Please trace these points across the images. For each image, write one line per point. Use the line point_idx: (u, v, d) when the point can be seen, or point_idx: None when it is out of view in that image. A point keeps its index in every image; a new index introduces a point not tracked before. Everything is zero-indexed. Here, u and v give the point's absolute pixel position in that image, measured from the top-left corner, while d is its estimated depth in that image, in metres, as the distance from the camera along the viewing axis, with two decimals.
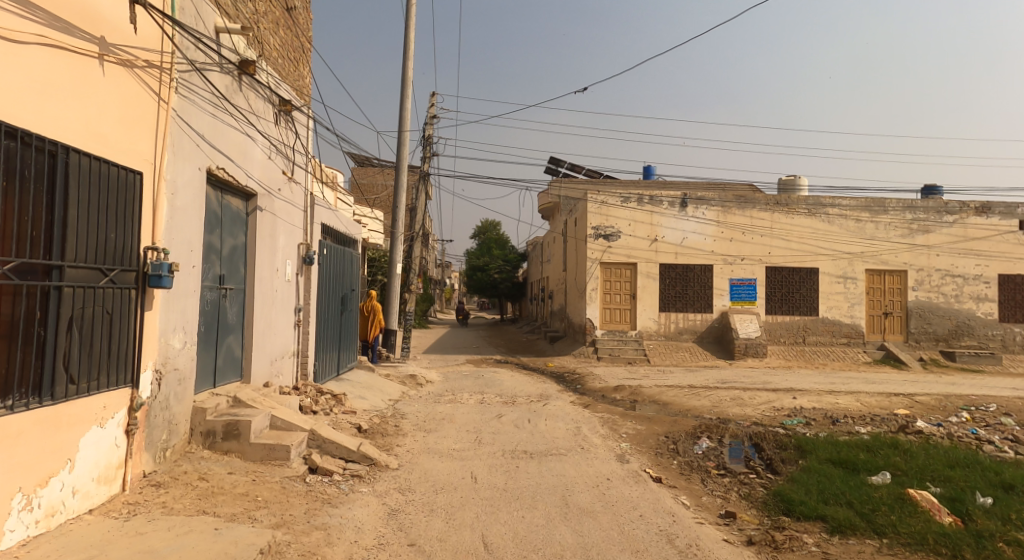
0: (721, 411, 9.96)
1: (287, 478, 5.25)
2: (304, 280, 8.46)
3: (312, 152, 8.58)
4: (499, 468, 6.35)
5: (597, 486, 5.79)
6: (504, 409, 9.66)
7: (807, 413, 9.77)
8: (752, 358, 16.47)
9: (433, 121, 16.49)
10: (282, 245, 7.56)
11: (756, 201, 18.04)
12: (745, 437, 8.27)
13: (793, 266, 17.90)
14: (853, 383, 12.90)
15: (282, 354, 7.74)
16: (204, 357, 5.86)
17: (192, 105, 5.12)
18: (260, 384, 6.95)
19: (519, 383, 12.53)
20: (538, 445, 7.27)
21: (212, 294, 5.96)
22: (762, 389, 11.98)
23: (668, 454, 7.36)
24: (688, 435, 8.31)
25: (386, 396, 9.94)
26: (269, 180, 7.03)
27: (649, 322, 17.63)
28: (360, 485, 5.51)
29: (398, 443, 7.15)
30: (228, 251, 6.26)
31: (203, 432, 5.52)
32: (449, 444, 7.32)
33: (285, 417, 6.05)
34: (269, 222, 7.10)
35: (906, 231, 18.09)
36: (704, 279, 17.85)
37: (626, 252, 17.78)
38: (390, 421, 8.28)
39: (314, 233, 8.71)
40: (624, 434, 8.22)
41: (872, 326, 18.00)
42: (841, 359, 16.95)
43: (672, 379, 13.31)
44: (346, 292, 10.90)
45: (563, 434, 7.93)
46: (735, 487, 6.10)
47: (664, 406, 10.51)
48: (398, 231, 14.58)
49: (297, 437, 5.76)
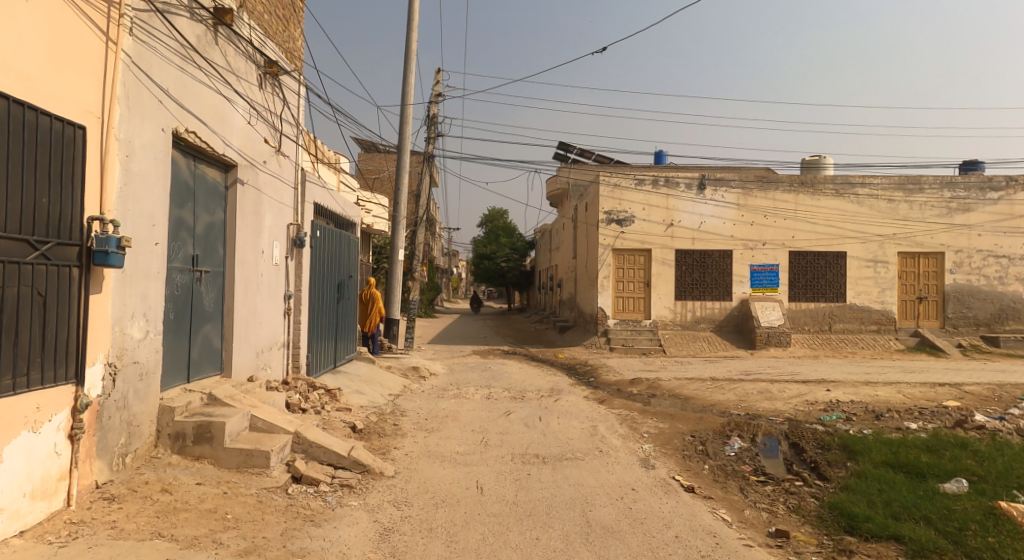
0: (749, 406, 9.20)
1: (265, 490, 4.54)
2: (294, 265, 7.72)
3: (303, 123, 7.81)
4: (508, 476, 5.63)
5: (621, 499, 5.05)
6: (513, 405, 8.93)
7: (845, 407, 8.99)
8: (775, 348, 15.68)
9: (437, 100, 15.68)
10: (268, 225, 6.80)
11: (779, 182, 17.16)
12: (780, 436, 7.55)
13: (819, 250, 17.04)
14: (892, 373, 12.10)
15: (269, 346, 7.04)
16: (174, 349, 5.13)
17: (154, 53, 4.37)
18: (242, 379, 6.23)
19: (529, 376, 11.81)
20: (551, 448, 6.53)
21: (183, 277, 5.22)
22: (791, 380, 11.20)
23: (697, 456, 6.62)
24: (717, 434, 7.57)
25: (386, 391, 9.24)
26: (253, 151, 6.28)
27: (664, 311, 16.87)
28: (349, 498, 4.80)
29: (395, 446, 6.42)
30: (202, 229, 5.51)
31: (172, 435, 4.76)
32: (453, 446, 6.60)
33: (267, 418, 5.33)
34: (252, 198, 6.35)
35: (943, 211, 17.16)
36: (723, 266, 17.05)
37: (640, 237, 16.98)
38: (388, 419, 7.57)
39: (306, 214, 7.96)
40: (645, 434, 7.48)
41: (903, 312, 17.15)
42: (871, 347, 16.15)
43: (692, 370, 12.56)
44: (344, 279, 10.17)
45: (579, 434, 7.19)
46: (781, 496, 5.46)
47: (685, 400, 9.78)
48: (400, 216, 13.80)
49: (279, 442, 5.03)
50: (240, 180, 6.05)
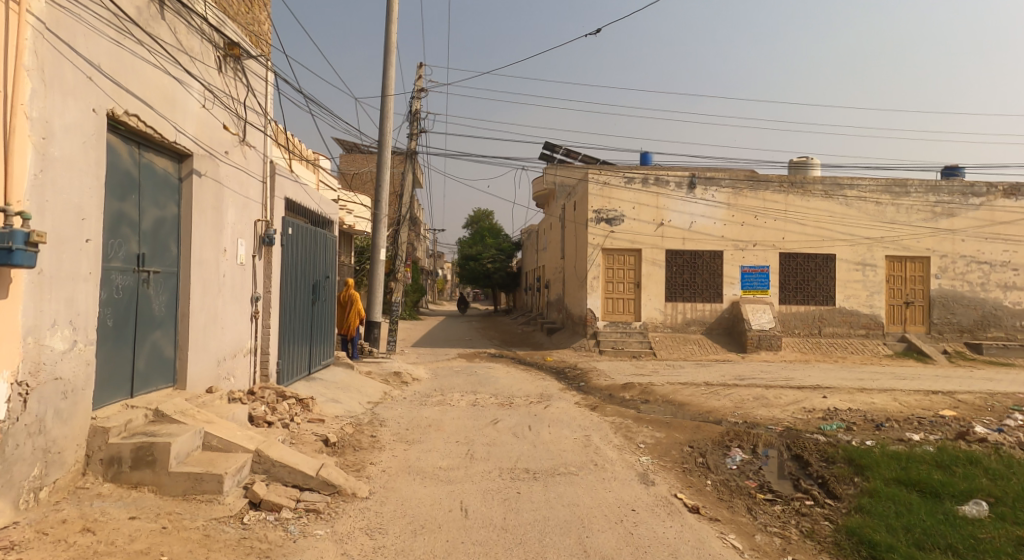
0: (747, 414, 8.75)
1: (215, 521, 3.99)
2: (262, 265, 7.14)
3: (270, 112, 7.23)
4: (496, 494, 5.09)
5: (621, 523, 4.54)
6: (500, 413, 8.40)
7: (844, 416, 8.56)
8: (766, 352, 15.30)
9: (420, 94, 15.13)
10: (231, 221, 6.23)
11: (770, 182, 16.79)
12: (781, 447, 7.08)
13: (809, 251, 16.71)
14: (885, 380, 11.73)
15: (234, 353, 6.47)
16: (113, 360, 4.56)
17: (79, 22, 3.79)
18: (199, 391, 5.66)
19: (517, 381, 11.30)
20: (541, 462, 6.02)
21: (126, 278, 4.64)
22: (786, 386, 10.78)
23: (698, 470, 6.12)
24: (716, 445, 7.09)
25: (365, 399, 8.67)
26: (211, 139, 5.71)
27: (654, 313, 16.44)
28: (314, 526, 4.25)
29: (372, 461, 5.87)
30: (149, 225, 4.92)
31: (105, 460, 4.19)
32: (435, 460, 6.06)
33: (223, 435, 4.77)
34: (211, 192, 5.78)
35: (929, 215, 16.88)
36: (714, 267, 16.65)
37: (630, 237, 16.55)
38: (365, 430, 7.02)
39: (276, 209, 7.38)
40: (641, 444, 6.99)
41: (891, 317, 16.85)
42: (860, 352, 15.82)
43: (684, 375, 12.11)
44: (321, 279, 9.58)
45: (571, 446, 6.67)
46: (792, 518, 4.99)
47: (680, 407, 9.31)
48: (382, 214, 13.18)
49: (235, 463, 4.48)
50: (197, 171, 5.48)
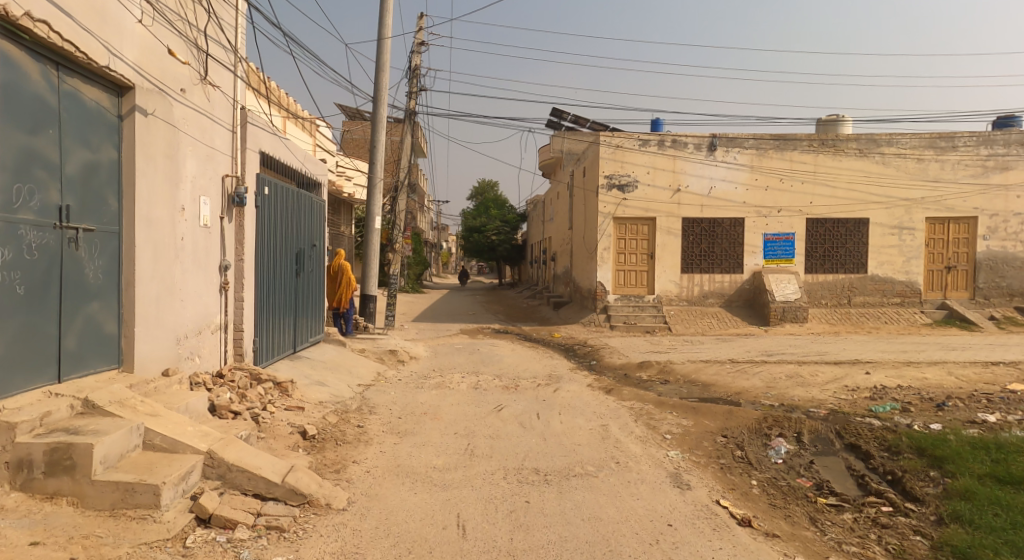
0: (781, 395, 7.86)
1: (145, 548, 3.09)
2: (231, 228, 6.17)
3: (241, 49, 6.22)
4: (499, 505, 4.21)
5: (656, 545, 3.66)
6: (504, 398, 7.52)
7: (896, 395, 7.64)
8: (791, 324, 14.38)
9: (419, 49, 14.00)
10: (191, 173, 5.25)
11: (797, 142, 15.66)
12: (829, 436, 6.16)
13: (838, 217, 15.65)
14: (930, 351, 10.78)
15: (198, 331, 5.51)
16: (27, 336, 3.61)
17: None
18: (151, 374, 4.70)
19: (522, 359, 10.44)
20: (551, 460, 5.13)
21: (42, 235, 3.69)
22: (821, 361, 9.86)
23: (739, 468, 5.21)
24: (754, 434, 6.21)
25: (355, 381, 7.80)
26: (158, 71, 4.70)
27: (669, 285, 15.52)
28: (274, 551, 3.36)
29: (355, 459, 4.99)
30: (75, 169, 3.94)
31: (12, 464, 3.22)
32: (429, 457, 5.16)
33: (168, 431, 3.76)
34: (162, 135, 4.78)
35: (978, 170, 15.67)
36: (735, 235, 15.64)
37: (645, 205, 15.52)
38: (351, 420, 6.13)
39: (249, 164, 6.39)
40: (667, 435, 6.11)
41: (930, 283, 15.84)
42: (895, 322, 14.85)
43: (706, 351, 11.21)
44: (306, 248, 8.62)
45: (587, 438, 5.80)
46: (871, 531, 4.18)
47: (705, 388, 8.44)
48: (377, 178, 12.14)
49: (179, 468, 3.52)
50: (140, 107, 4.49)
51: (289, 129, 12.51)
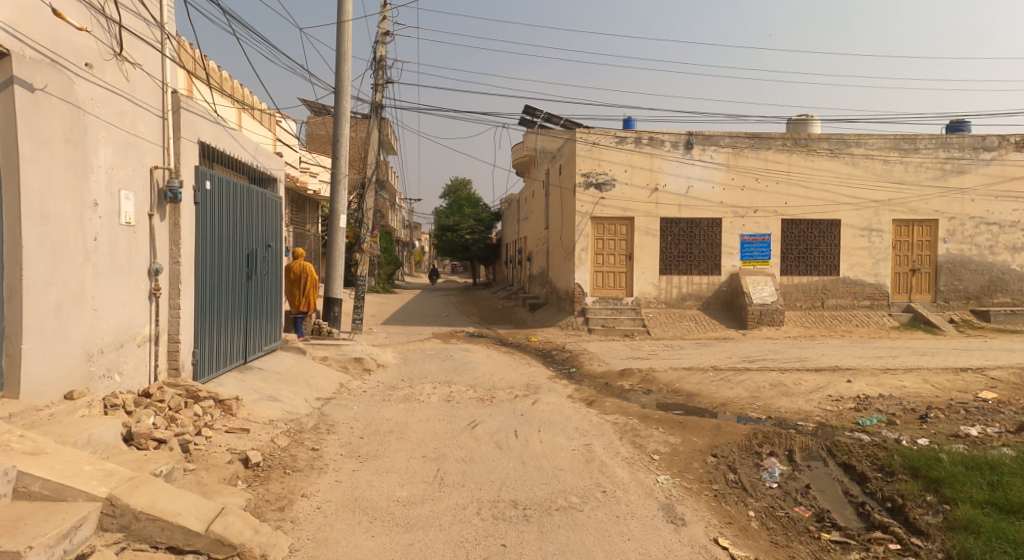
0: (767, 405, 7.40)
1: None
2: (160, 226, 5.60)
3: (161, 22, 5.77)
4: (473, 551, 3.61)
5: None
6: (479, 412, 6.92)
7: (879, 406, 7.03)
8: (767, 328, 14.06)
9: (385, 39, 13.32)
10: (99, 161, 4.64)
11: (772, 141, 15.36)
12: (821, 453, 5.58)
13: (813, 218, 15.40)
14: (904, 357, 10.45)
15: (118, 344, 4.92)
16: None
17: None
18: (44, 400, 3.97)
19: (498, 367, 9.83)
20: (530, 490, 4.55)
21: None
22: (802, 368, 9.46)
23: (734, 495, 4.68)
24: (744, 452, 5.66)
25: (314, 394, 7.12)
26: (53, 40, 4.15)
27: (647, 287, 15.09)
28: None
29: (304, 492, 4.33)
30: None
31: None
32: (392, 488, 4.53)
33: (53, 475, 3.04)
34: (59, 116, 4.15)
35: (938, 173, 15.56)
36: (712, 236, 15.28)
37: (622, 205, 15.07)
38: (305, 441, 5.47)
39: (180, 156, 5.88)
40: (655, 456, 5.57)
41: (896, 286, 15.66)
42: (865, 325, 14.63)
43: (685, 357, 10.76)
44: (260, 248, 7.91)
45: (570, 462, 5.25)
46: None
47: (689, 399, 7.96)
48: (341, 175, 11.43)
49: (60, 524, 2.78)
50: (23, 80, 3.77)
51: (243, 121, 11.77)
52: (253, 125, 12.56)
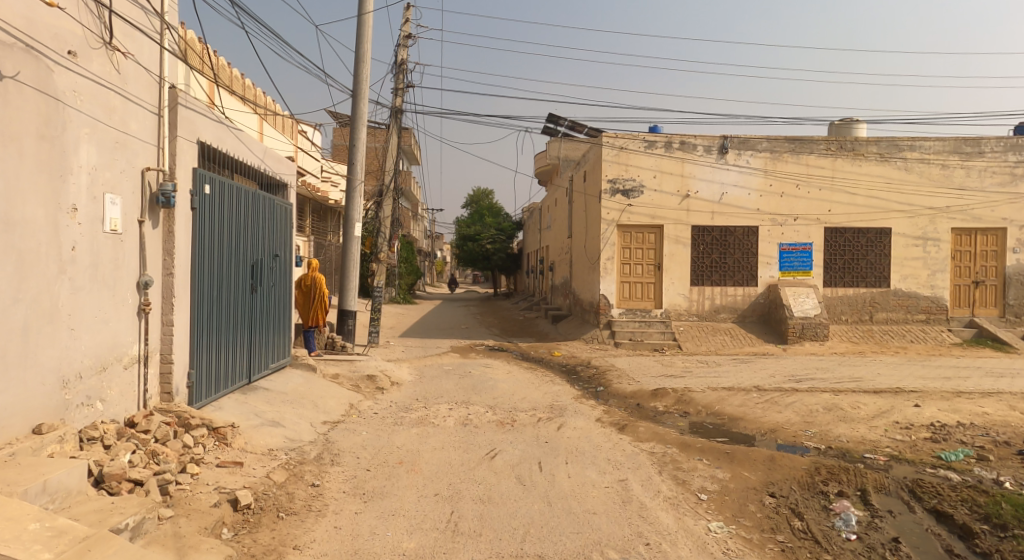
0: (824, 432, 6.62)
1: None
2: (151, 234, 5.06)
3: (158, 11, 5.24)
4: None
5: None
6: (499, 438, 6.27)
7: (962, 437, 6.21)
8: (811, 343, 13.17)
9: (406, 43, 12.87)
10: (78, 160, 4.10)
11: (814, 145, 14.53)
12: (901, 494, 4.84)
13: (859, 226, 14.51)
14: (975, 378, 9.50)
15: (98, 368, 4.36)
16: None
17: None
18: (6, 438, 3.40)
19: (520, 385, 9.17)
20: (562, 541, 3.88)
21: None
22: (858, 389, 8.63)
23: (806, 550, 3.95)
24: (809, 492, 4.91)
25: (320, 418, 6.52)
26: (30, 23, 3.61)
27: (678, 299, 14.33)
28: None
29: (297, 543, 3.71)
30: None
31: None
32: (399, 537, 3.89)
33: None
34: (30, 108, 3.61)
35: (1004, 179, 14.53)
36: (748, 245, 14.47)
37: (650, 211, 14.36)
38: (304, 475, 4.86)
39: (176, 157, 5.36)
40: (705, 495, 4.85)
41: (957, 300, 14.63)
42: (922, 341, 13.63)
43: (724, 375, 9.98)
44: (266, 258, 7.36)
45: (606, 503, 4.56)
46: None
47: (732, 424, 7.20)
48: (357, 181, 10.91)
49: None
50: None
51: (263, 128, 11.45)
52: (273, 133, 12.21)
